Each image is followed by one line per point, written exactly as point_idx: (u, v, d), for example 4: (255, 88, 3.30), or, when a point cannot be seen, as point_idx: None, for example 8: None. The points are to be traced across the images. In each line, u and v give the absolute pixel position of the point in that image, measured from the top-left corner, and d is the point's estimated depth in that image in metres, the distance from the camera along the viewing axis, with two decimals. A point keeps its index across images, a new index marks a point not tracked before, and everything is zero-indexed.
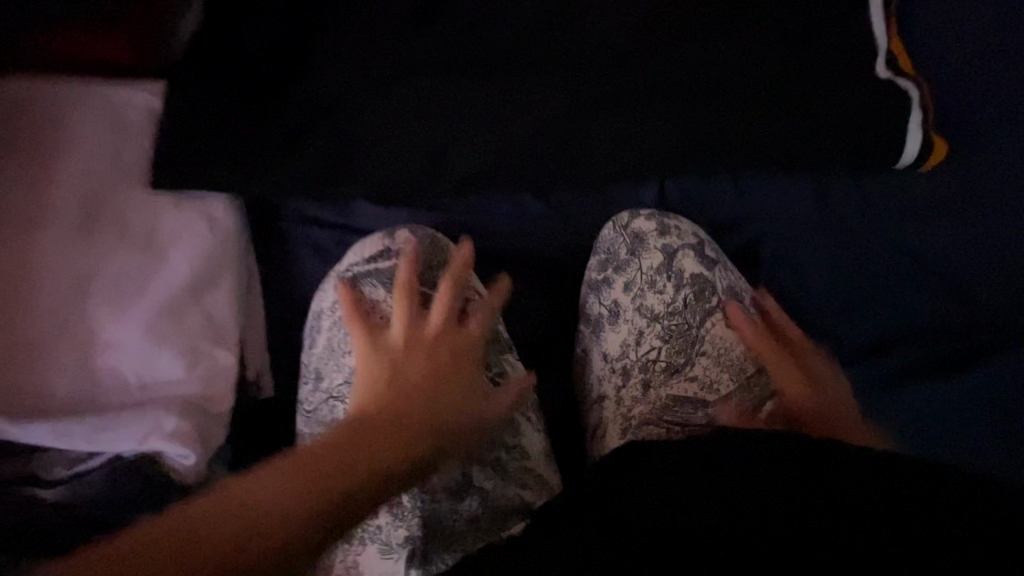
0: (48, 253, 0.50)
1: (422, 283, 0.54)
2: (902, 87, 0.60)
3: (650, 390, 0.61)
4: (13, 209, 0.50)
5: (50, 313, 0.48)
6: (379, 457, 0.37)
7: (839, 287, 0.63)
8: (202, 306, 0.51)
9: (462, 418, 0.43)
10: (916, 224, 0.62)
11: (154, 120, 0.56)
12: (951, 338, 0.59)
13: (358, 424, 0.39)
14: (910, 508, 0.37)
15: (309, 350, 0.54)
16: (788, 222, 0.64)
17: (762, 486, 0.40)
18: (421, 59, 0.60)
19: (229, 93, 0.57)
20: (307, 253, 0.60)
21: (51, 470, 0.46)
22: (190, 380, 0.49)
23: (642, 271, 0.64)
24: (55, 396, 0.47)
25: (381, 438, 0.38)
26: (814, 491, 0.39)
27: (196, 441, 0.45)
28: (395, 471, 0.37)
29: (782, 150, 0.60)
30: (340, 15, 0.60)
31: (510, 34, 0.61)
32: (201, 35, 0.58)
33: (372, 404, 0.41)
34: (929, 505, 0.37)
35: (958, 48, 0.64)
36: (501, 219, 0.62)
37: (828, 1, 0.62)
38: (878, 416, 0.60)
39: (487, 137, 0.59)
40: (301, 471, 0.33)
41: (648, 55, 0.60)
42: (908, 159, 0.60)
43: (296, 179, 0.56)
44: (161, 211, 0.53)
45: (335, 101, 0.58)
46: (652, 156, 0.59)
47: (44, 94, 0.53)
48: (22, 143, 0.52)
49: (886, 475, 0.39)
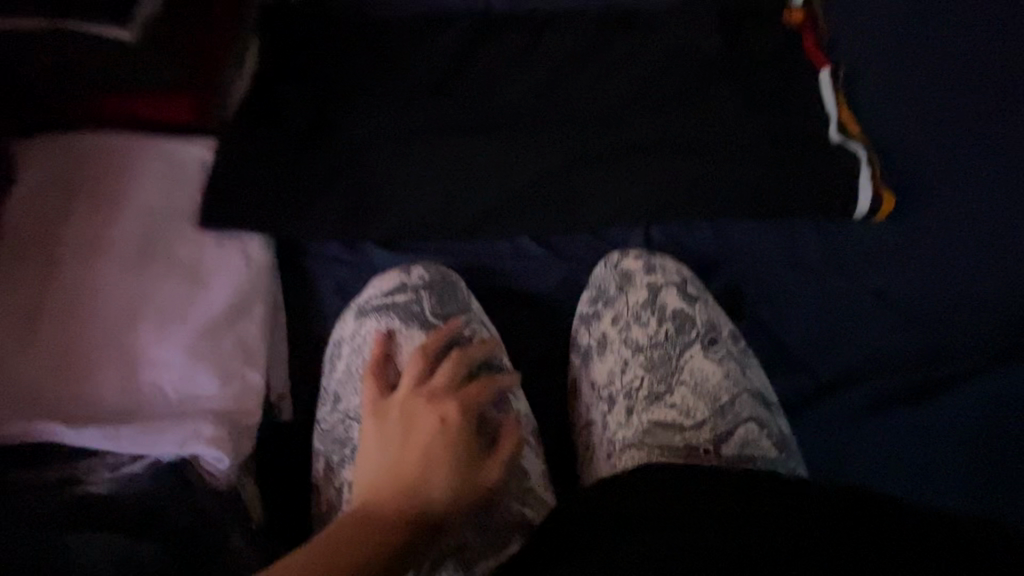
0: (108, 277, 0.57)
1: (434, 314, 0.58)
2: (852, 150, 0.71)
3: (632, 417, 0.58)
4: (80, 241, 0.58)
5: (104, 332, 0.54)
6: (378, 539, 0.38)
7: (815, 327, 0.67)
8: (236, 331, 0.58)
9: (455, 495, 0.42)
10: (872, 269, 0.69)
11: (205, 169, 0.66)
12: (924, 371, 0.61)
13: (363, 509, 0.40)
14: (884, 535, 0.39)
15: (328, 375, 0.57)
16: (760, 265, 0.70)
17: (745, 519, 0.41)
18: (439, 122, 0.72)
19: (273, 148, 0.68)
20: (328, 286, 0.68)
21: (94, 472, 0.48)
22: (224, 396, 0.54)
23: (629, 306, 0.62)
24: (100, 407, 0.52)
25: (380, 522, 0.39)
26: (795, 521, 0.40)
27: (231, 445, 0.50)
28: (394, 550, 0.38)
29: (740, 201, 0.69)
30: (373, 88, 0.74)
31: (509, 105, 0.74)
32: (255, 102, 0.72)
33: (376, 480, 0.42)
34: (897, 529, 0.39)
35: (898, 116, 0.74)
36: (499, 258, 0.69)
37: (774, 87, 0.76)
38: (879, 449, 0.58)
39: (487, 186, 0.69)
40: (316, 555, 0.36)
41: (624, 124, 0.72)
42: (861, 210, 0.69)
43: (325, 220, 0.67)
44: (206, 246, 0.62)
45: (366, 155, 0.70)
46: (633, 203, 0.69)
47: (115, 145, 0.63)
48: (93, 185, 0.61)
49: (860, 512, 0.41)
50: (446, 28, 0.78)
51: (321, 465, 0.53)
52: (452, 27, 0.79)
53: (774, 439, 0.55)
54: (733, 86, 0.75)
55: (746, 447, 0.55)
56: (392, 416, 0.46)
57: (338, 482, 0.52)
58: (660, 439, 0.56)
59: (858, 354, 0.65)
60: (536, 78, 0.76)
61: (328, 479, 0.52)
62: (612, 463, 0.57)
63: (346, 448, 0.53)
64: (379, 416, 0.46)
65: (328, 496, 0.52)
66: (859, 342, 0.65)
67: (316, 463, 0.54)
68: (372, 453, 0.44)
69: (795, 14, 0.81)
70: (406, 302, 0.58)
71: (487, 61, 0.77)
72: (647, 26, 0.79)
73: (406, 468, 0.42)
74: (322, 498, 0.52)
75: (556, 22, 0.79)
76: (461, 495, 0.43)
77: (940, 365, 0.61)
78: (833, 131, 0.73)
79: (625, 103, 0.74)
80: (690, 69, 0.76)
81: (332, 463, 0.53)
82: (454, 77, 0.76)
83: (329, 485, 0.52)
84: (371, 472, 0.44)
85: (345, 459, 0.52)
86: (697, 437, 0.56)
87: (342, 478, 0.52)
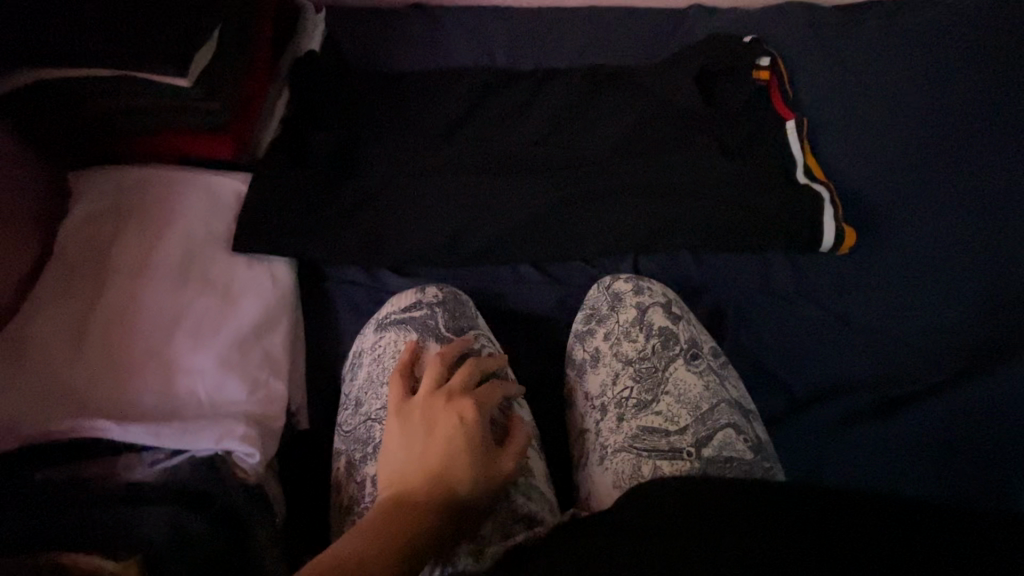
0: (152, 294, 0.64)
1: (446, 328, 0.65)
2: (817, 191, 0.78)
3: (623, 423, 0.62)
4: (130, 260, 0.65)
5: (148, 340, 0.61)
6: (411, 527, 0.43)
7: (786, 348, 0.74)
8: (263, 343, 0.64)
9: (474, 482, 0.47)
10: (833, 296, 0.77)
11: (239, 199, 0.74)
12: (883, 390, 0.69)
13: (394, 502, 0.45)
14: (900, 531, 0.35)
15: (351, 382, 0.65)
16: (737, 291, 0.78)
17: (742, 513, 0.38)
18: (449, 162, 0.81)
19: (298, 182, 0.76)
20: (345, 308, 0.75)
21: (132, 469, 0.56)
22: (252, 401, 0.60)
23: (619, 324, 0.69)
24: (144, 407, 0.58)
25: (411, 510, 0.44)
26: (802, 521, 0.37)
27: (261, 442, 0.57)
28: (426, 535, 0.43)
29: (718, 234, 0.77)
30: (390, 133, 0.83)
31: (512, 147, 0.83)
32: (287, 143, 0.81)
33: (405, 475, 0.48)
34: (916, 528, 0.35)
35: (855, 164, 0.84)
36: (500, 284, 0.77)
37: (749, 133, 0.85)
38: (841, 458, 0.65)
39: (491, 219, 0.76)
40: (362, 546, 0.41)
41: (615, 164, 0.81)
42: (827, 244, 0.76)
43: (344, 249, 0.74)
44: (238, 267, 0.69)
45: (382, 190, 0.77)
46: (622, 236, 0.77)
47: (163, 177, 0.72)
48: (143, 211, 0.69)
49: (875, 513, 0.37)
50: (456, 82, 0.89)
51: (343, 462, 0.60)
52: (462, 79, 0.89)
53: (751, 443, 0.59)
54: (710, 133, 0.84)
55: (725, 449, 0.59)
56: (414, 415, 0.51)
57: (359, 477, 0.58)
58: (648, 443, 0.60)
59: (826, 374, 0.72)
60: (535, 126, 0.85)
61: (350, 475, 0.59)
62: (603, 466, 0.61)
63: (367, 446, 0.59)
64: (403, 416, 0.52)
65: (350, 490, 0.58)
66: (825, 363, 0.73)
67: (339, 461, 0.61)
68: (398, 450, 0.50)
69: (762, 72, 0.90)
70: (421, 317, 0.66)
71: (493, 111, 0.87)
72: (633, 83, 0.90)
73: (430, 459, 0.48)
74: (344, 493, 0.58)
75: (553, 79, 0.90)
76: (480, 482, 0.48)
77: (891, 384, 0.69)
78: (800, 175, 0.81)
79: (614, 148, 0.84)
80: (673, 119, 0.85)
81: (354, 460, 0.59)
82: (464, 124, 0.85)
83: (351, 480, 0.58)
84: (399, 466, 0.49)
85: (366, 455, 0.59)
86: (681, 441, 0.60)
87: (363, 473, 0.58)
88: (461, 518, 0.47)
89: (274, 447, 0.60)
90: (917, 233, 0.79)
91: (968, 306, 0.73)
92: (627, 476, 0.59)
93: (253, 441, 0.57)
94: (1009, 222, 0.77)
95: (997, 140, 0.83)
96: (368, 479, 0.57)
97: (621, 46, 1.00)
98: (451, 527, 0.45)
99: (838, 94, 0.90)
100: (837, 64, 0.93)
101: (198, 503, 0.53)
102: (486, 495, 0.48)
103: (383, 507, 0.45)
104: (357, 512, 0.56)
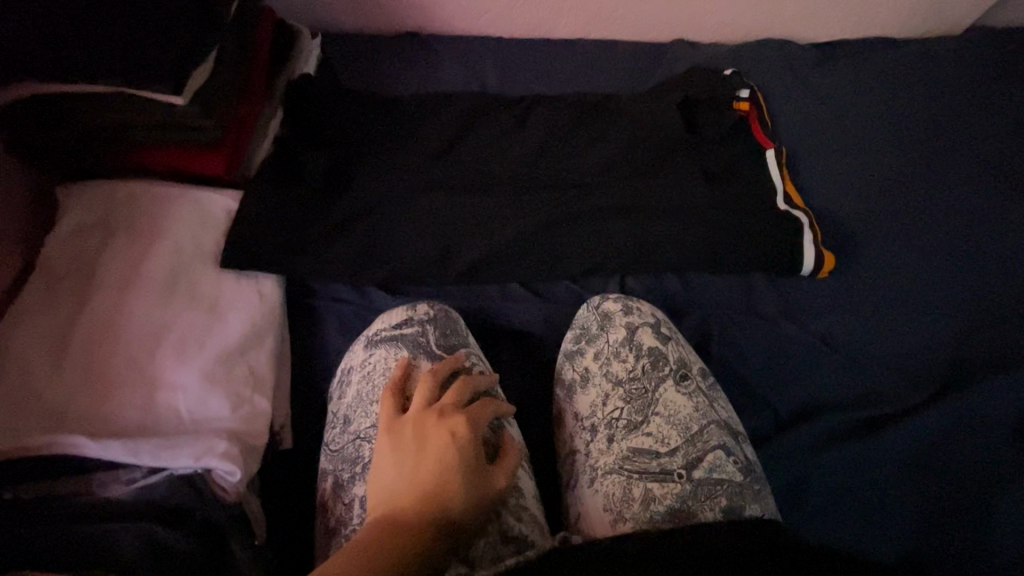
0: (137, 308, 0.63)
1: (436, 346, 0.65)
2: (796, 217, 0.80)
3: (613, 445, 0.61)
4: (116, 274, 0.65)
5: (130, 356, 0.60)
6: (404, 548, 0.42)
7: (770, 367, 0.75)
8: (248, 359, 0.64)
9: (467, 501, 0.47)
10: (812, 316, 0.79)
11: (229, 217, 0.74)
12: (863, 411, 0.70)
13: (386, 523, 0.44)
14: None
15: (339, 400, 0.64)
16: (720, 311, 0.79)
17: None
18: (441, 183, 0.82)
19: (289, 202, 0.76)
20: (333, 325, 0.75)
21: (109, 486, 0.54)
22: (234, 418, 0.59)
23: (609, 343, 0.69)
24: (123, 424, 0.57)
25: (404, 531, 0.43)
26: None
27: (242, 460, 0.56)
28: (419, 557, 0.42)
29: (701, 256, 0.78)
30: (381, 153, 0.84)
31: (501, 170, 0.85)
32: (278, 162, 0.82)
33: (398, 495, 0.47)
34: None
35: (831, 191, 0.88)
36: (488, 302, 0.78)
37: (730, 159, 0.88)
38: (818, 479, 0.66)
39: (480, 240, 0.78)
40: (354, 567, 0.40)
41: (601, 186, 0.83)
42: (806, 269, 0.79)
43: (333, 267, 0.75)
44: (226, 284, 0.69)
45: (372, 209, 0.78)
46: (610, 257, 0.78)
47: (153, 193, 0.72)
48: (131, 226, 0.69)
49: None
50: (449, 106, 0.91)
51: (330, 483, 0.59)
52: (454, 103, 0.91)
53: (740, 465, 0.59)
54: (693, 159, 0.87)
55: (715, 471, 0.58)
56: (406, 432, 0.51)
57: (347, 498, 0.57)
58: (638, 465, 0.60)
59: (810, 394, 0.73)
60: (525, 148, 0.87)
61: (337, 496, 0.58)
62: (593, 488, 0.60)
63: (355, 466, 0.58)
64: (394, 433, 0.51)
65: (336, 512, 0.57)
66: (811, 382, 0.73)
67: (326, 482, 0.59)
68: (389, 469, 0.49)
69: (743, 102, 0.92)
70: (412, 334, 0.66)
71: (483, 134, 0.89)
72: (619, 111, 0.93)
73: (423, 477, 0.47)
74: (331, 514, 0.57)
75: (542, 106, 0.93)
76: (473, 500, 0.47)
77: (869, 406, 0.71)
78: (780, 200, 0.83)
79: (602, 171, 0.86)
80: (659, 144, 0.88)
81: (341, 481, 0.58)
82: (455, 146, 0.87)
83: (338, 502, 0.57)
84: (391, 484, 0.48)
85: (354, 476, 0.58)
86: (672, 463, 0.59)
87: (350, 495, 0.57)
88: (453, 538, 0.46)
89: (255, 466, 0.59)
90: (894, 256, 0.81)
91: (942, 327, 0.76)
92: (617, 499, 0.58)
93: (234, 459, 0.56)
94: (977, 247, 0.81)
95: (964, 170, 0.87)
96: (356, 500, 0.56)
97: (608, 76, 1.03)
98: (443, 549, 0.44)
99: (814, 124, 0.95)
100: (813, 96, 0.98)
101: (178, 518, 0.52)
102: (479, 514, 0.48)
103: (374, 527, 0.44)
104: (343, 535, 0.55)
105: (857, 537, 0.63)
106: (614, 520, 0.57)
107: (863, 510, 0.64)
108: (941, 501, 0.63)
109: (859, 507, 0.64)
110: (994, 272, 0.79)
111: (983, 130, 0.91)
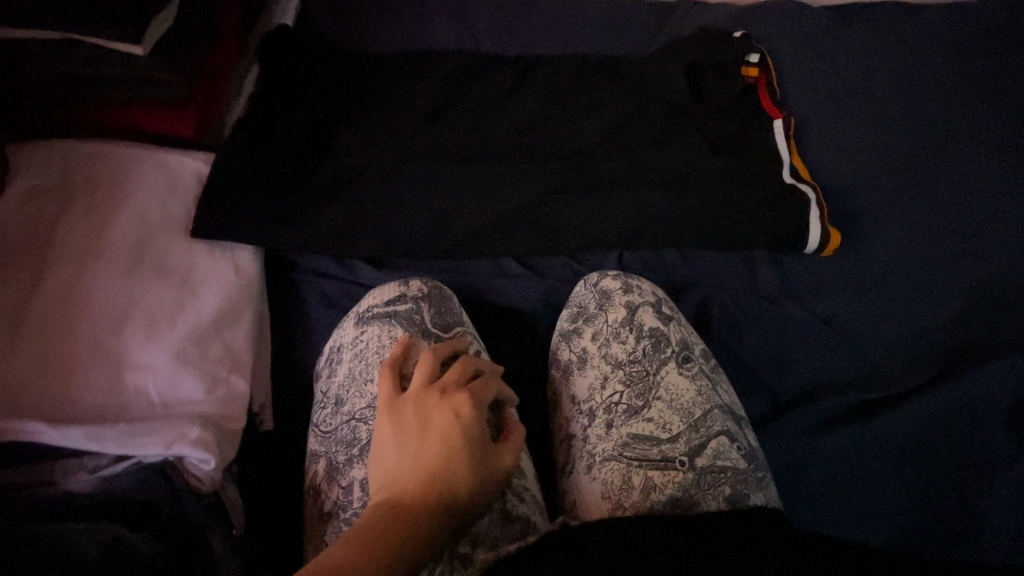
0: (99, 282, 0.58)
1: (429, 324, 0.61)
2: (802, 190, 0.76)
3: (612, 430, 0.59)
4: (75, 245, 0.60)
5: (90, 335, 0.56)
6: (404, 539, 0.39)
7: (770, 348, 0.72)
8: (222, 338, 0.59)
9: (471, 488, 0.43)
10: (815, 297, 0.76)
11: (201, 181, 0.69)
12: (864, 391, 0.68)
13: (384, 508, 0.41)
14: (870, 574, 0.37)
15: (329, 380, 0.61)
16: (722, 288, 0.76)
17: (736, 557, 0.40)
18: (430, 147, 0.76)
19: (263, 168, 0.71)
20: (315, 300, 0.71)
21: (73, 474, 0.50)
22: (209, 401, 0.55)
23: (608, 324, 0.65)
24: (86, 408, 0.53)
25: (404, 518, 0.40)
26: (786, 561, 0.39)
27: (217, 447, 0.52)
28: (420, 549, 0.39)
29: (704, 230, 0.75)
30: (364, 114, 0.78)
31: (492, 133, 0.79)
32: (251, 123, 0.76)
33: (398, 481, 0.43)
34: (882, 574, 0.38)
35: (838, 165, 0.84)
36: (479, 277, 0.74)
37: (737, 128, 0.83)
38: (812, 462, 0.65)
39: (472, 210, 0.73)
40: (352, 552, 0.37)
41: (599, 154, 0.78)
42: (811, 246, 0.75)
43: (313, 238, 0.70)
44: (198, 254, 0.64)
45: (355, 176, 0.73)
46: (609, 230, 0.74)
47: (116, 154, 0.66)
48: (92, 192, 0.63)
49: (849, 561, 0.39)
50: (439, 65, 0.84)
51: (323, 465, 0.56)
52: (443, 62, 0.85)
53: (744, 451, 0.57)
54: (698, 128, 0.82)
55: (719, 457, 0.56)
56: (408, 411, 0.47)
57: (344, 481, 0.54)
58: (639, 451, 0.57)
59: (811, 375, 0.70)
60: (518, 112, 0.82)
61: (332, 479, 0.54)
62: (591, 474, 0.57)
63: (352, 448, 0.55)
64: (393, 412, 0.47)
65: (333, 496, 0.54)
66: (813, 363, 0.71)
67: (318, 465, 0.56)
68: (389, 451, 0.45)
69: (751, 68, 0.86)
70: (406, 311, 0.62)
71: (475, 97, 0.83)
72: (621, 74, 0.87)
73: (426, 459, 0.44)
74: (326, 498, 0.54)
75: (538, 67, 0.87)
76: (478, 488, 0.44)
77: (871, 387, 0.69)
78: (787, 174, 0.79)
79: (601, 139, 0.80)
80: (662, 111, 0.83)
81: (337, 464, 0.55)
82: (444, 109, 0.81)
83: (335, 485, 0.54)
84: (392, 467, 0.45)
85: (351, 458, 0.54)
86: (673, 450, 0.57)
87: (349, 477, 0.54)
88: (455, 527, 0.43)
89: (231, 452, 0.55)
90: (903, 233, 0.78)
91: (948, 306, 0.73)
92: (617, 485, 0.56)
93: (208, 445, 0.52)
94: (990, 226, 0.77)
95: (978, 141, 0.83)
96: (356, 483, 0.53)
97: (610, 36, 0.97)
98: (444, 540, 0.41)
99: (823, 94, 0.90)
100: (824, 63, 0.92)
101: (143, 516, 0.48)
102: (483, 499, 0.45)
103: (374, 512, 0.41)
104: (342, 519, 0.52)
105: (851, 521, 0.62)
106: (612, 508, 0.55)
107: (857, 493, 0.63)
108: (939, 485, 0.61)
109: (853, 492, 0.63)
110: (1003, 252, 0.75)
111: (1005, 101, 0.86)
